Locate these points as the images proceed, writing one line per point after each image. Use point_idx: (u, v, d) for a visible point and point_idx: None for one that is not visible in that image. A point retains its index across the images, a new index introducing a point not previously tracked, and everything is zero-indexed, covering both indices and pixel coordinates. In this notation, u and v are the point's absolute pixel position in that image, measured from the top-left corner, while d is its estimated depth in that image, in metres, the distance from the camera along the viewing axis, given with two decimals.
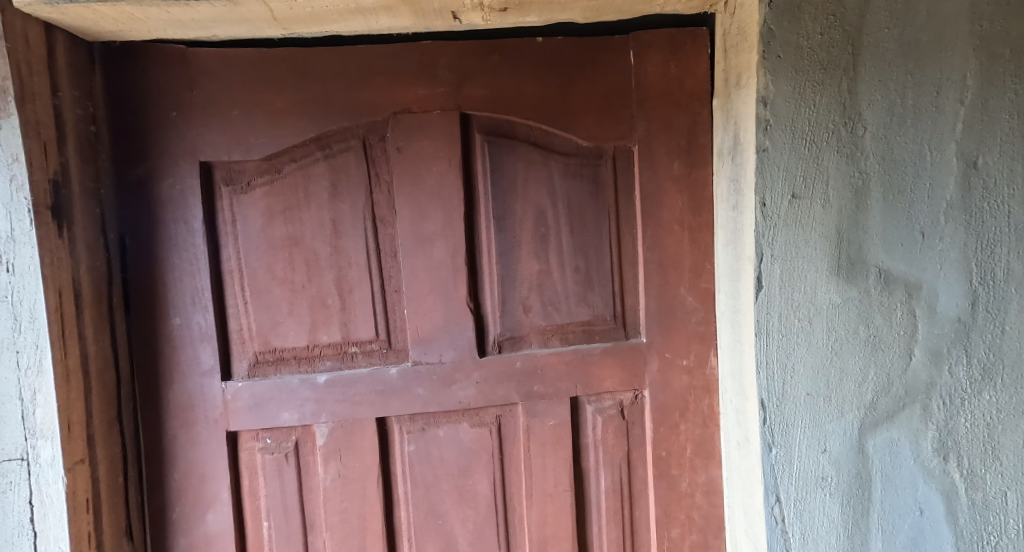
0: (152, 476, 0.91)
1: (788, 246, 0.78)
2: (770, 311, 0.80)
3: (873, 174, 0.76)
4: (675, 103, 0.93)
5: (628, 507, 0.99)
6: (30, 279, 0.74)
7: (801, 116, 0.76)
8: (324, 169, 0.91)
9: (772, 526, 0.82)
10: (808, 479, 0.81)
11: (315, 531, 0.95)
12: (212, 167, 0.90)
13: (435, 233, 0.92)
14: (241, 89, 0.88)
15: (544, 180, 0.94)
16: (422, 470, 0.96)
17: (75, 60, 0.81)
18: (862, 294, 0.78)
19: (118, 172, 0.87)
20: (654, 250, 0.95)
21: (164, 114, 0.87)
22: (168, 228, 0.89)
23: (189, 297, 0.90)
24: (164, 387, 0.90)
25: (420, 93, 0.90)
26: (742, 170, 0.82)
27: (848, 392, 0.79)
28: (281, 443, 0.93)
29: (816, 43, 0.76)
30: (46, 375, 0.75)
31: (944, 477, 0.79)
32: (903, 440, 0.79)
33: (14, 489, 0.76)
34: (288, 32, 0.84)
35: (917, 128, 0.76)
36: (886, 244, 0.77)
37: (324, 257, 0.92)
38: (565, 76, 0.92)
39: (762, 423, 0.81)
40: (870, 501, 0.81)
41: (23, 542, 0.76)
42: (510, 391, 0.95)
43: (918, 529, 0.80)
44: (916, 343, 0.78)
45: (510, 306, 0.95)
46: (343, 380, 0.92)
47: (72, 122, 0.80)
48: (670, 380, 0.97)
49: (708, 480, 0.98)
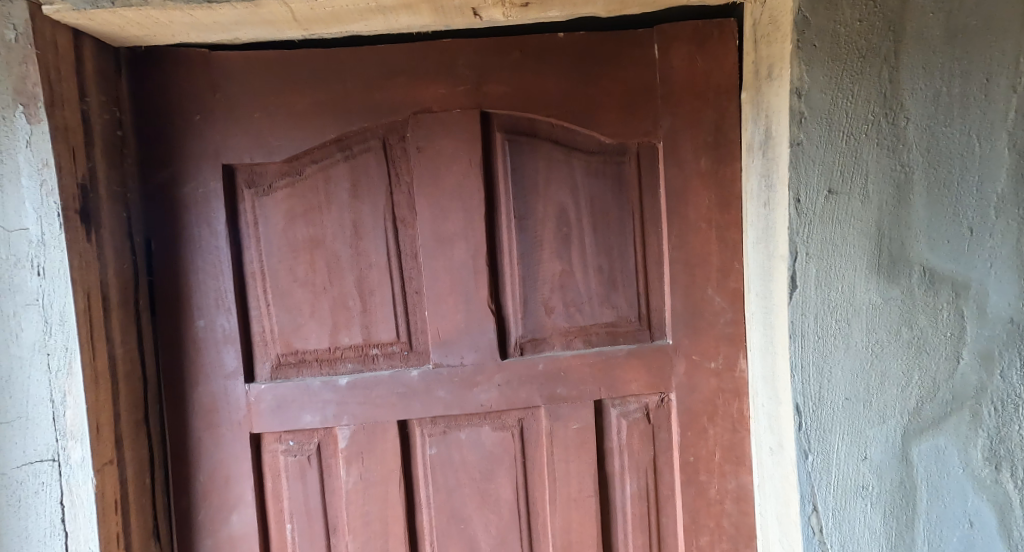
0: (178, 477, 0.91)
1: (824, 244, 0.74)
2: (806, 312, 0.76)
3: (916, 167, 0.72)
4: (702, 97, 0.90)
5: (654, 513, 0.96)
6: (60, 283, 0.75)
7: (838, 108, 0.73)
8: (345, 170, 0.90)
9: (810, 537, 0.78)
10: (848, 488, 0.77)
11: (338, 533, 0.94)
12: (234, 170, 0.90)
13: (456, 234, 0.91)
14: (262, 92, 0.88)
15: (566, 178, 0.92)
16: (444, 473, 0.94)
17: (102, 66, 0.82)
18: (905, 294, 0.74)
19: (144, 176, 0.88)
20: (680, 249, 0.92)
21: (188, 117, 0.88)
22: (193, 231, 0.89)
23: (214, 299, 0.90)
24: (189, 389, 0.91)
25: (439, 92, 0.89)
26: (775, 164, 0.78)
27: (891, 398, 0.75)
28: (304, 445, 0.93)
29: (855, 29, 0.72)
30: (76, 376, 0.76)
31: (995, 487, 0.75)
32: (950, 448, 0.75)
33: (45, 489, 0.77)
34: (309, 33, 0.84)
35: (964, 118, 0.71)
36: (931, 241, 0.72)
37: (345, 258, 0.92)
38: (588, 71, 0.90)
39: (798, 430, 0.77)
40: (915, 512, 0.76)
41: (54, 541, 0.77)
42: (533, 394, 0.93)
43: (969, 542, 0.75)
44: (964, 345, 0.73)
45: (532, 307, 0.93)
46: (364, 383, 0.91)
47: (99, 127, 0.82)
48: (698, 383, 0.94)
49: (738, 487, 0.94)
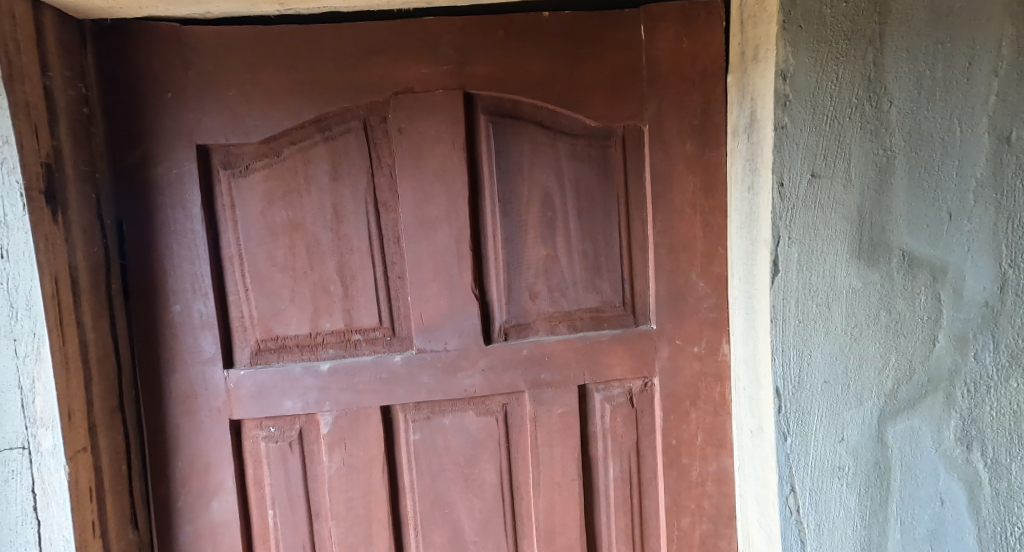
0: (156, 465, 0.90)
1: (806, 228, 0.75)
2: (787, 297, 0.76)
3: (898, 151, 0.72)
4: (688, 80, 0.89)
5: (636, 495, 0.98)
6: (25, 266, 0.72)
7: (822, 91, 0.72)
8: (324, 152, 0.88)
9: (787, 516, 0.79)
10: (824, 469, 0.78)
11: (321, 519, 0.94)
12: (209, 150, 0.87)
13: (439, 217, 0.89)
14: (237, 69, 0.85)
15: (551, 161, 0.91)
16: (428, 459, 0.94)
17: (64, 39, 0.79)
18: (885, 278, 0.74)
19: (114, 156, 0.85)
20: (665, 234, 0.92)
21: (159, 96, 0.85)
22: (167, 214, 0.87)
23: (190, 284, 0.88)
24: (166, 375, 0.89)
25: (422, 72, 0.87)
26: (759, 148, 0.78)
27: (868, 380, 0.76)
28: (285, 431, 0.92)
29: (841, 11, 0.72)
30: (44, 362, 0.74)
31: (966, 466, 0.77)
32: (924, 429, 0.76)
33: (16, 477, 0.75)
34: (285, 8, 0.81)
35: (946, 102, 0.71)
36: (911, 225, 0.73)
37: (325, 242, 0.90)
38: (573, 52, 0.88)
39: (778, 412, 0.78)
40: (889, 491, 0.78)
41: (27, 530, 0.75)
42: (517, 379, 0.93)
43: (939, 520, 0.78)
44: (941, 329, 0.75)
45: (516, 292, 0.93)
46: (346, 368, 0.90)
47: (63, 103, 0.78)
48: (681, 367, 0.94)
49: (719, 469, 0.96)
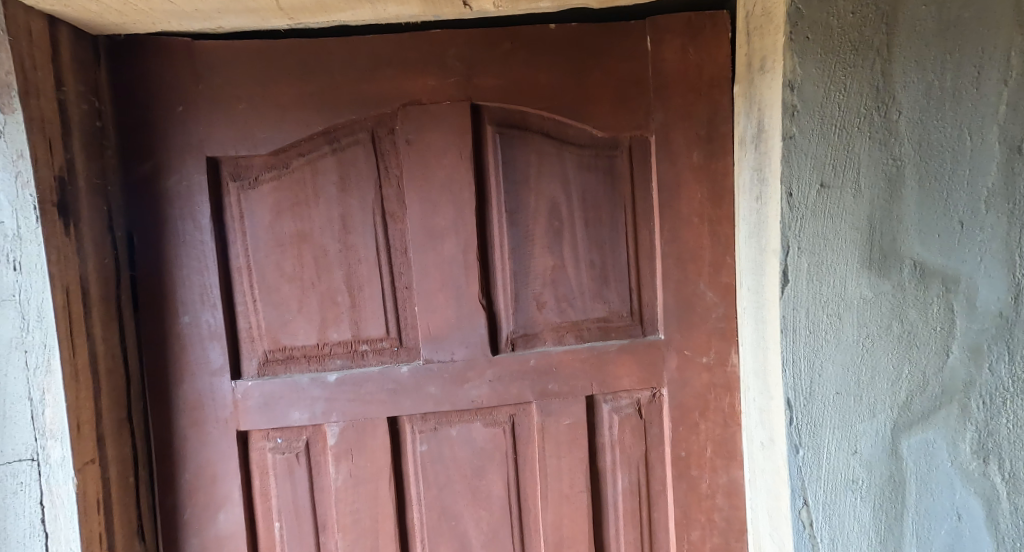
0: (162, 476, 0.90)
1: (816, 237, 0.74)
2: (797, 307, 0.75)
3: (908, 161, 0.72)
4: (695, 90, 0.89)
5: (645, 508, 0.96)
6: (37, 278, 0.73)
7: (830, 101, 0.72)
8: (333, 164, 0.89)
9: (800, 530, 0.78)
10: (837, 482, 0.77)
11: (327, 532, 0.93)
12: (219, 163, 0.88)
13: (446, 228, 0.90)
14: (247, 82, 0.86)
15: (558, 172, 0.91)
16: (435, 470, 0.94)
17: (79, 54, 0.80)
18: (896, 288, 0.73)
19: (126, 169, 0.86)
20: (672, 243, 0.92)
21: (170, 109, 0.86)
22: (176, 226, 0.87)
23: (198, 295, 0.88)
24: (175, 386, 0.89)
25: (429, 84, 0.88)
26: (767, 158, 0.77)
27: (881, 392, 0.75)
28: (292, 443, 0.92)
29: (848, 22, 0.71)
30: (55, 374, 0.74)
31: (983, 480, 0.76)
32: (939, 442, 0.75)
33: (24, 489, 0.75)
34: (294, 22, 0.83)
35: (955, 112, 0.71)
36: (922, 235, 0.72)
37: (333, 253, 0.90)
38: (580, 63, 0.89)
39: (789, 424, 0.77)
40: (904, 505, 0.76)
41: (35, 542, 0.75)
42: (524, 390, 0.92)
43: (957, 535, 0.76)
44: (954, 339, 0.74)
45: (523, 302, 0.93)
46: (353, 379, 0.90)
47: (77, 117, 0.79)
48: (690, 378, 0.93)
49: (729, 481, 0.95)
